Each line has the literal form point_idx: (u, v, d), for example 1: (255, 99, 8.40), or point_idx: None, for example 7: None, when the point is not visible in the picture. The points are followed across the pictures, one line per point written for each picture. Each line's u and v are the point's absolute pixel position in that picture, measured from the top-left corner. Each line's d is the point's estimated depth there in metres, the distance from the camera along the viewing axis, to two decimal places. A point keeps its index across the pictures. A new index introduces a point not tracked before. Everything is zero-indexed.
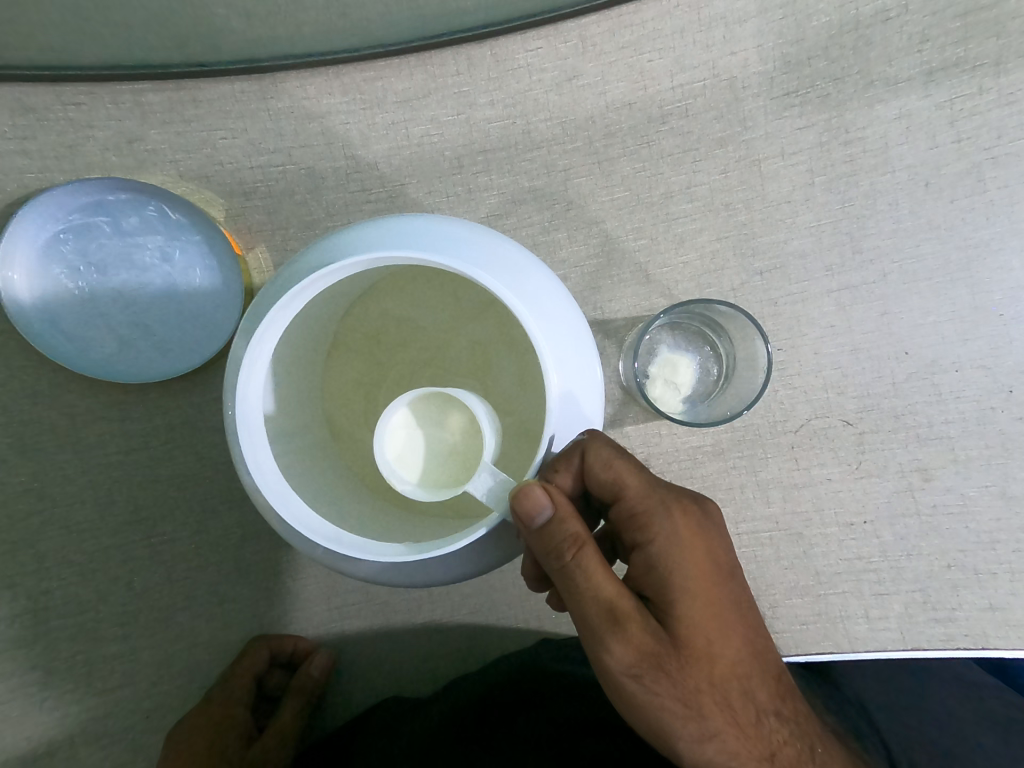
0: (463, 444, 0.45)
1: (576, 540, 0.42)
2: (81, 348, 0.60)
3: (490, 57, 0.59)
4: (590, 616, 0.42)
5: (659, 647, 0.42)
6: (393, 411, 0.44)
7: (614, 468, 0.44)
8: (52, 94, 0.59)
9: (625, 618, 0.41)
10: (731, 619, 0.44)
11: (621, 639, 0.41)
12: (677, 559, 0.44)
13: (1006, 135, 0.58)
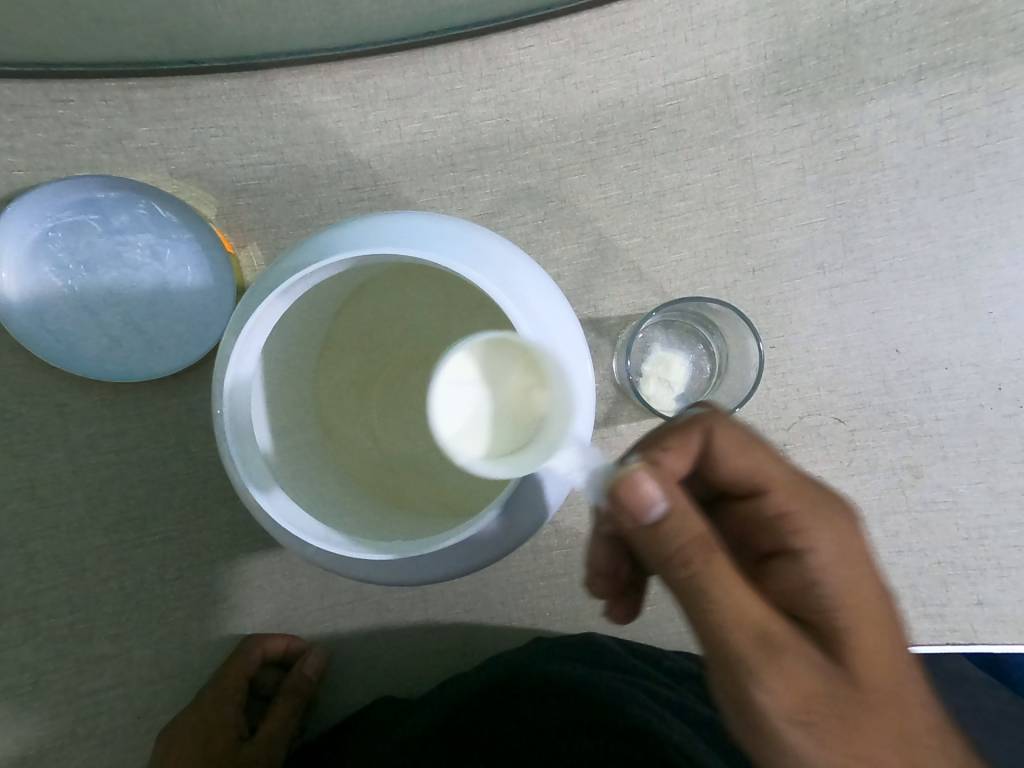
0: (523, 403, 0.41)
1: (701, 545, 0.37)
2: (71, 348, 0.60)
3: (482, 55, 0.59)
4: (734, 643, 0.37)
5: (814, 677, 0.37)
6: (451, 378, 0.39)
7: (749, 455, 0.44)
8: (41, 91, 0.58)
9: (774, 633, 0.37)
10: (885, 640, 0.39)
11: (773, 671, 0.36)
12: (833, 573, 0.41)
13: (995, 134, 0.59)
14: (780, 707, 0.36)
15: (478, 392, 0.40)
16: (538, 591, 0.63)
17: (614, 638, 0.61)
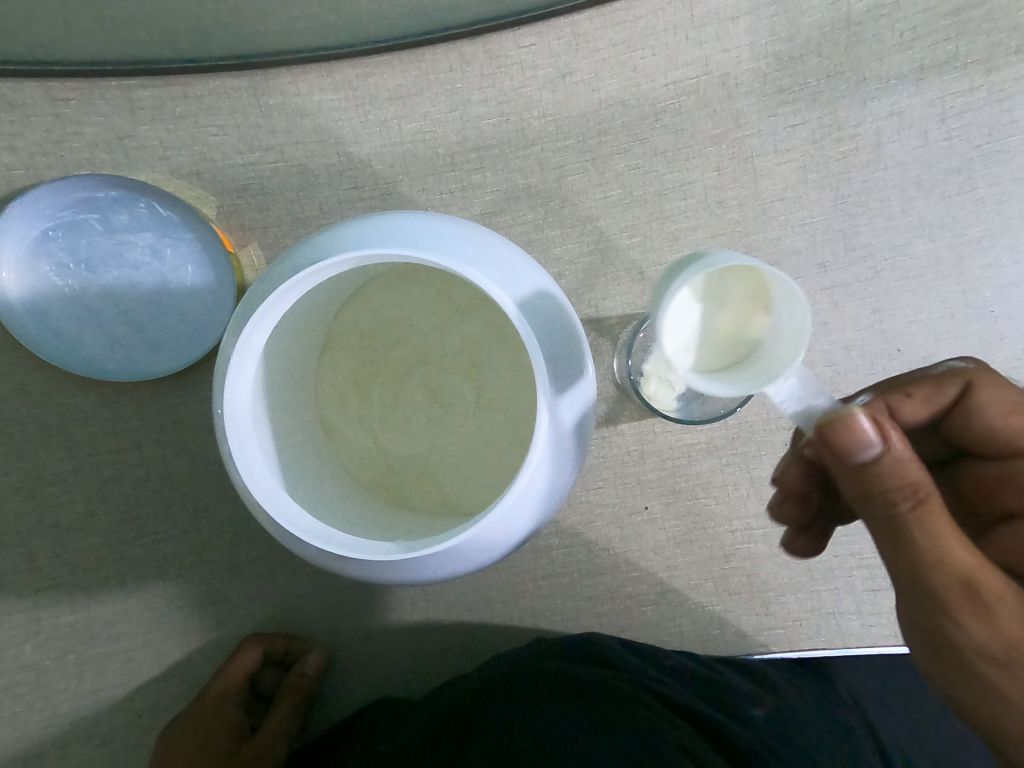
0: (740, 331, 0.43)
1: (916, 491, 0.37)
2: (72, 347, 0.60)
3: (483, 53, 0.59)
4: (939, 582, 0.38)
5: (1017, 627, 0.37)
6: (679, 300, 0.42)
7: (1007, 415, 0.45)
8: (41, 90, 0.59)
9: (981, 581, 0.37)
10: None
11: (975, 611, 0.38)
12: None
13: (997, 133, 0.58)
14: (984, 646, 0.38)
15: (701, 313, 0.44)
16: (539, 590, 0.63)
17: (612, 635, 0.61)
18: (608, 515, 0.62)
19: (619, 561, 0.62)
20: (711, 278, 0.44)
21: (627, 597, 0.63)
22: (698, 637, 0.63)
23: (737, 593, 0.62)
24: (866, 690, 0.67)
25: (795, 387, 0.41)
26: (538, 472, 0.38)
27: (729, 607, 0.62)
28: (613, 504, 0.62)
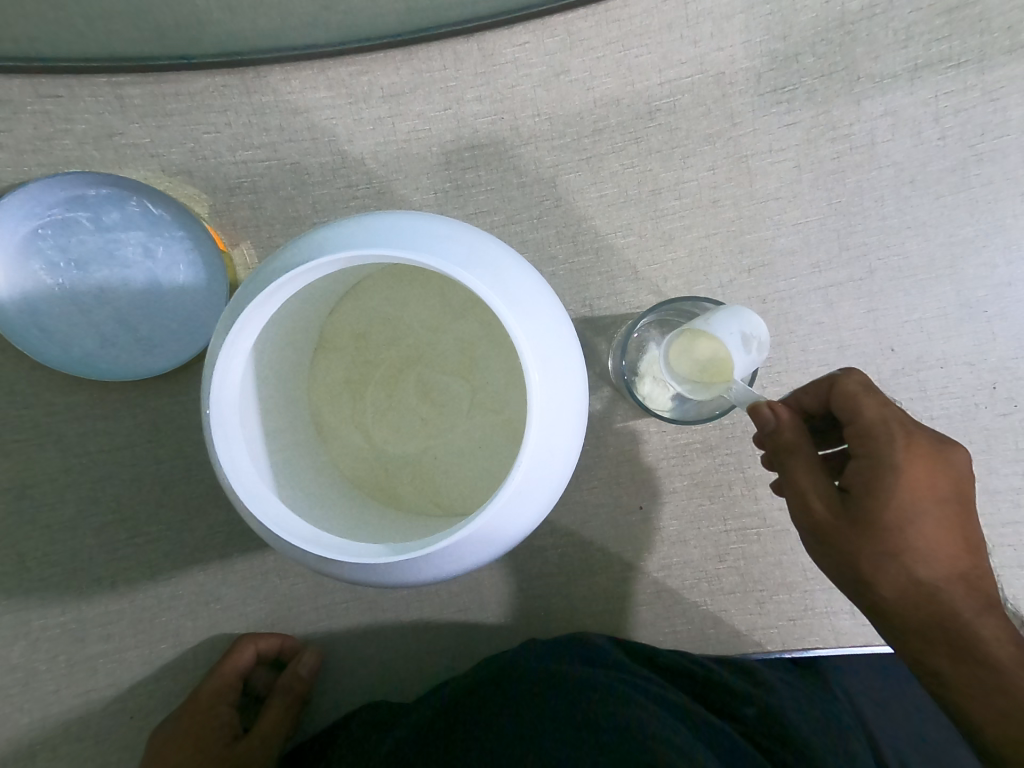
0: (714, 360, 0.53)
1: (786, 446, 0.46)
2: (62, 346, 0.60)
3: (477, 51, 0.59)
4: (787, 497, 0.46)
5: (838, 526, 0.44)
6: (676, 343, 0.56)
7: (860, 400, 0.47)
8: (29, 86, 0.58)
9: (813, 497, 0.45)
10: (934, 530, 0.44)
11: (807, 515, 0.45)
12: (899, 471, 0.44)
13: (991, 133, 0.58)
14: (807, 532, 0.46)
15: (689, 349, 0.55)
16: (533, 590, 0.63)
17: (607, 636, 0.62)
18: (602, 515, 0.62)
19: (613, 560, 0.62)
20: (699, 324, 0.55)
21: (621, 596, 0.63)
22: (693, 637, 0.63)
23: (730, 592, 0.62)
24: (858, 687, 0.67)
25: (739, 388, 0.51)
26: (529, 475, 0.38)
27: (724, 607, 0.62)
28: (607, 504, 0.61)
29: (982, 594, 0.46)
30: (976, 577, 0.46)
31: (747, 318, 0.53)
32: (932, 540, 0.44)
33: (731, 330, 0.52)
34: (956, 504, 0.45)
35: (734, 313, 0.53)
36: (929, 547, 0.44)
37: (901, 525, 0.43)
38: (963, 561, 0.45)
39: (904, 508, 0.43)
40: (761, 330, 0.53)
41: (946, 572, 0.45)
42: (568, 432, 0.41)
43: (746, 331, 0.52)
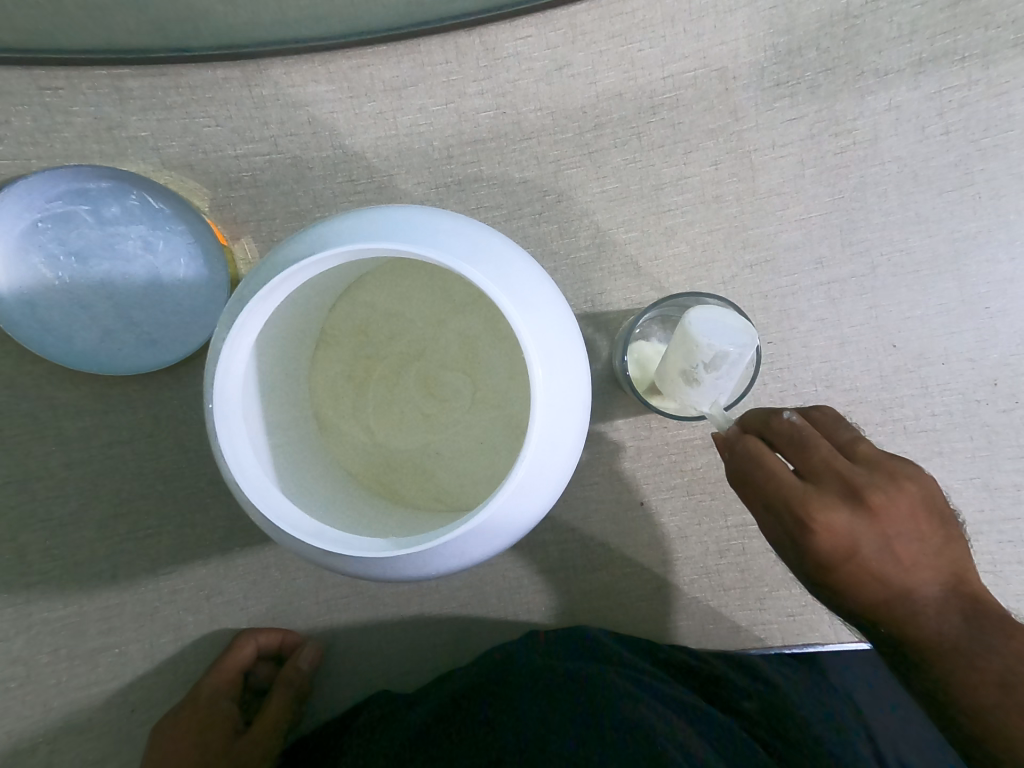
0: (682, 380, 0.53)
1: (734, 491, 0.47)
2: (62, 340, 0.59)
3: (479, 45, 0.59)
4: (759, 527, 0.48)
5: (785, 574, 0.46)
6: (662, 378, 0.55)
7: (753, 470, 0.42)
8: (28, 79, 0.58)
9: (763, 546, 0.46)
10: (863, 593, 0.41)
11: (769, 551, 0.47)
12: (803, 554, 0.41)
13: (994, 128, 0.58)
14: None
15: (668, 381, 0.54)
16: (534, 585, 0.63)
17: (608, 631, 0.62)
18: (603, 510, 0.62)
19: (614, 556, 0.62)
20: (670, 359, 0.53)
21: (622, 592, 0.63)
22: (694, 633, 0.63)
23: (731, 588, 0.62)
24: (856, 681, 0.68)
25: (711, 390, 0.52)
26: (530, 470, 0.38)
27: (725, 603, 0.62)
28: (608, 500, 0.61)
29: (947, 607, 0.42)
30: (935, 595, 0.42)
31: (687, 351, 0.50)
32: (865, 601, 0.42)
33: (674, 376, 0.53)
34: (883, 549, 0.40)
35: (688, 342, 0.50)
36: (861, 595, 0.41)
37: (824, 583, 0.42)
38: (910, 592, 0.41)
39: (819, 569, 0.41)
40: (702, 356, 0.50)
41: (892, 613, 0.42)
42: (571, 427, 0.41)
43: (685, 371, 0.52)
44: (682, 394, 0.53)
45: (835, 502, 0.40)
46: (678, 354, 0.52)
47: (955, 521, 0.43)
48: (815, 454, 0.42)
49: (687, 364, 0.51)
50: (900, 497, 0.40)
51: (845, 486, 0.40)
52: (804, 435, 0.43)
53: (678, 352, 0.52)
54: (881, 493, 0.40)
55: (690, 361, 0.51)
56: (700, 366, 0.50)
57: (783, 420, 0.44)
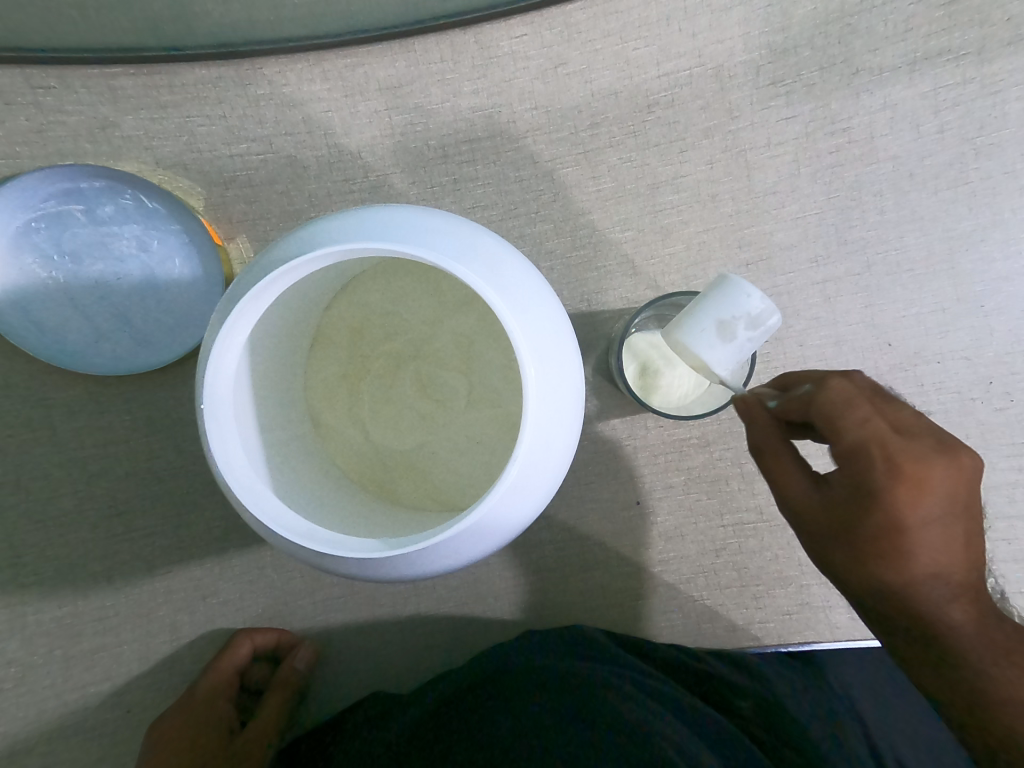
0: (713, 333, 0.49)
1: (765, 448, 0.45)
2: (56, 340, 0.59)
3: (474, 43, 0.58)
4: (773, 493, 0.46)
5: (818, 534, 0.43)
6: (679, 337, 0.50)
7: (844, 411, 0.41)
8: (20, 77, 0.57)
9: (798, 504, 0.44)
10: (921, 556, 0.41)
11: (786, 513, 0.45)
12: (880, 499, 0.40)
13: (989, 126, 0.58)
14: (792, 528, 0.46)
15: (690, 336, 0.49)
16: (530, 584, 0.63)
17: (603, 631, 0.62)
18: (600, 510, 0.62)
19: (610, 555, 0.62)
20: (696, 314, 0.49)
21: (618, 591, 0.63)
22: (690, 632, 0.63)
23: (727, 587, 0.62)
24: (852, 679, 0.68)
25: (737, 349, 0.49)
26: (522, 470, 0.37)
27: (721, 602, 0.62)
28: (604, 499, 0.61)
29: (970, 595, 0.43)
30: (973, 583, 0.43)
31: (727, 302, 0.48)
32: (916, 567, 0.41)
33: (705, 325, 0.49)
34: (954, 515, 0.41)
35: (728, 293, 0.49)
36: (916, 562, 0.41)
37: (878, 543, 0.40)
38: (953, 570, 0.42)
39: (885, 526, 0.40)
40: (750, 305, 0.48)
41: (934, 588, 0.42)
42: (564, 426, 0.40)
43: (722, 320, 0.48)
44: (709, 350, 0.49)
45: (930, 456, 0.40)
46: (711, 307, 0.49)
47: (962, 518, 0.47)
48: (904, 408, 0.42)
49: (726, 316, 0.48)
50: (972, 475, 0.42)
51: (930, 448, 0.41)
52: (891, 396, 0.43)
53: (712, 305, 0.49)
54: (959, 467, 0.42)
55: (727, 312, 0.48)
56: (740, 319, 0.48)
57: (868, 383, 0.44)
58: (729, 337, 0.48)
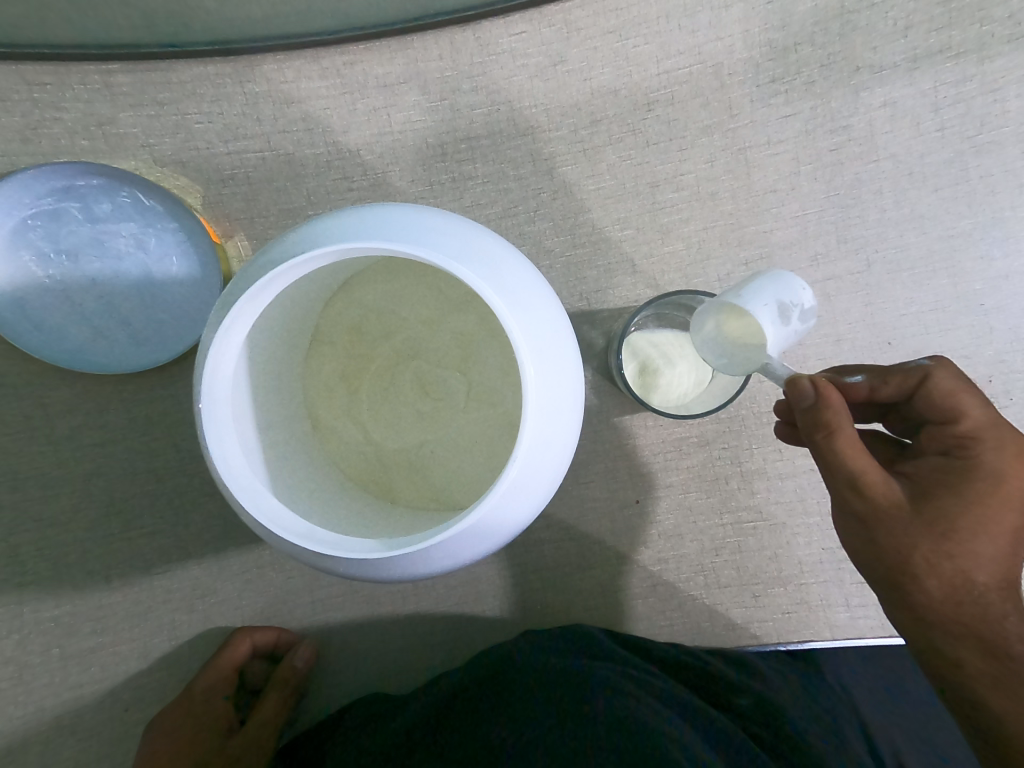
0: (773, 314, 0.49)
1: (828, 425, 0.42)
2: (53, 338, 0.59)
3: (473, 40, 0.58)
4: (834, 479, 0.43)
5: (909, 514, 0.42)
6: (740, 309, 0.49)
7: (969, 394, 0.45)
8: (16, 73, 0.57)
9: (884, 482, 0.42)
10: (1009, 548, 0.43)
11: (858, 497, 0.43)
12: (1002, 476, 0.43)
13: (989, 124, 0.58)
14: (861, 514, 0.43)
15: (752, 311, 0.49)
16: (529, 583, 0.63)
17: (603, 629, 0.62)
18: (599, 509, 0.61)
19: (610, 554, 0.62)
20: (756, 293, 0.49)
21: (617, 590, 0.63)
22: (689, 631, 0.63)
23: (726, 585, 0.62)
24: (851, 679, 0.68)
25: (786, 333, 0.49)
26: (521, 470, 0.37)
27: (720, 600, 0.62)
28: (603, 498, 0.61)
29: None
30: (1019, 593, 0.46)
31: (786, 288, 0.49)
32: (1003, 558, 0.43)
33: (766, 302, 0.49)
34: None
35: (787, 280, 0.50)
36: (1004, 552, 0.43)
37: (983, 524, 0.42)
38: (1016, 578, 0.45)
39: (997, 505, 0.43)
40: (806, 296, 0.49)
41: (1007, 592, 0.44)
42: (563, 425, 0.40)
43: (783, 301, 0.49)
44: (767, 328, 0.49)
45: None
46: (771, 290, 0.49)
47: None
48: None
49: (786, 301, 0.49)
50: None
51: None
52: None
53: (773, 288, 0.49)
54: None
55: (785, 297, 0.49)
56: (796, 307, 0.49)
57: None
58: (783, 322, 0.49)
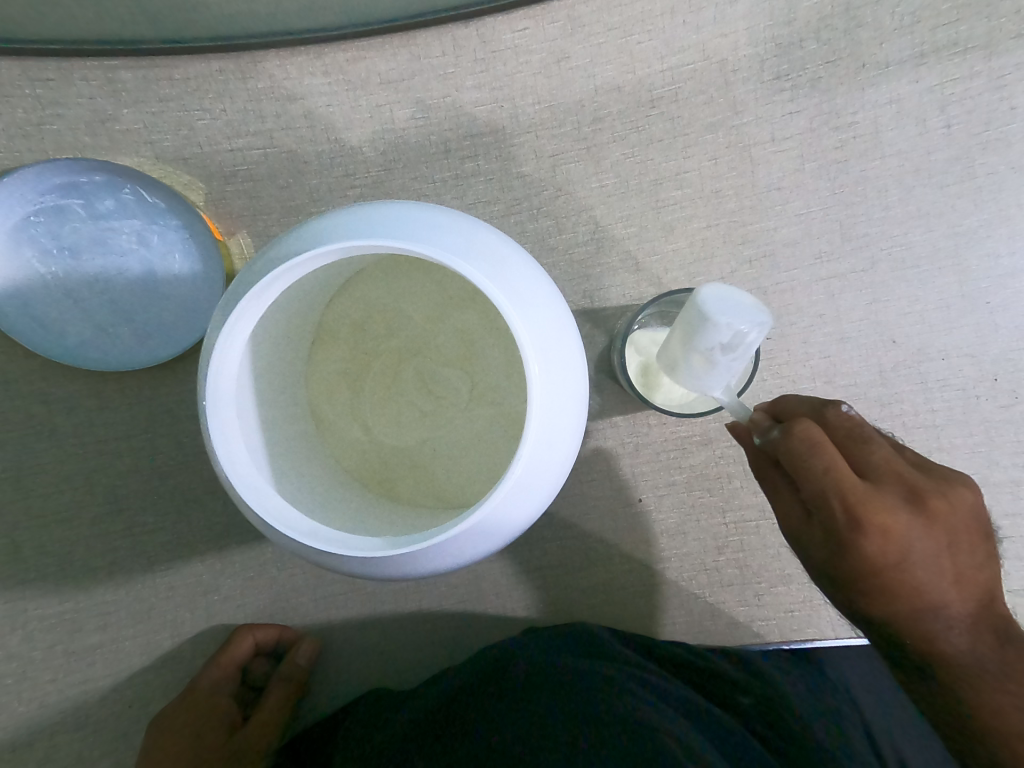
0: (695, 366, 0.49)
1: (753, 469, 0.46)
2: (56, 335, 0.59)
3: (476, 37, 0.58)
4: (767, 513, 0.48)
5: (803, 559, 0.46)
6: (672, 362, 0.51)
7: (814, 460, 0.40)
8: (18, 69, 0.57)
9: (785, 531, 0.46)
10: (897, 594, 0.43)
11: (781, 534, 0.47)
12: (854, 546, 0.40)
13: (995, 121, 0.58)
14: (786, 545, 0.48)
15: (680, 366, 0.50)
16: (532, 581, 0.63)
17: (606, 627, 0.62)
18: (602, 507, 0.61)
19: (613, 552, 0.62)
20: (681, 340, 0.49)
21: (620, 588, 0.63)
22: (692, 629, 0.63)
23: (729, 584, 0.62)
24: (855, 678, 0.68)
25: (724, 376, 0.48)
26: (526, 468, 0.37)
27: (723, 599, 0.62)
28: (607, 496, 0.61)
29: (958, 619, 0.45)
30: (957, 610, 0.44)
31: (699, 332, 0.47)
32: (895, 603, 0.43)
33: (687, 357, 0.49)
34: (933, 555, 0.42)
35: (699, 320, 0.46)
36: (888, 600, 0.43)
37: (856, 584, 0.43)
38: (940, 603, 0.44)
39: (860, 570, 0.42)
40: (720, 337, 0.46)
41: (905, 624, 0.45)
42: (568, 424, 0.40)
43: (699, 352, 0.47)
44: (695, 382, 0.50)
45: (899, 502, 0.41)
46: (690, 336, 0.48)
47: (987, 541, 0.45)
48: (875, 449, 0.43)
49: (702, 348, 0.47)
50: (954, 507, 0.43)
51: (908, 490, 0.41)
52: (865, 431, 0.43)
53: (691, 333, 0.47)
54: (940, 501, 0.42)
55: (703, 347, 0.47)
56: (717, 350, 0.46)
57: (841, 415, 0.44)
58: (712, 368, 0.48)
